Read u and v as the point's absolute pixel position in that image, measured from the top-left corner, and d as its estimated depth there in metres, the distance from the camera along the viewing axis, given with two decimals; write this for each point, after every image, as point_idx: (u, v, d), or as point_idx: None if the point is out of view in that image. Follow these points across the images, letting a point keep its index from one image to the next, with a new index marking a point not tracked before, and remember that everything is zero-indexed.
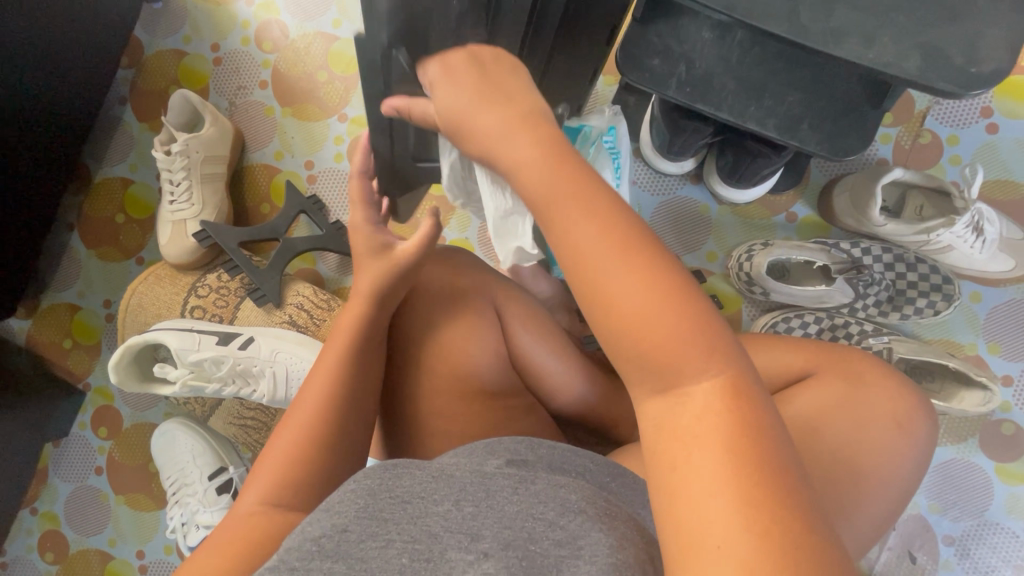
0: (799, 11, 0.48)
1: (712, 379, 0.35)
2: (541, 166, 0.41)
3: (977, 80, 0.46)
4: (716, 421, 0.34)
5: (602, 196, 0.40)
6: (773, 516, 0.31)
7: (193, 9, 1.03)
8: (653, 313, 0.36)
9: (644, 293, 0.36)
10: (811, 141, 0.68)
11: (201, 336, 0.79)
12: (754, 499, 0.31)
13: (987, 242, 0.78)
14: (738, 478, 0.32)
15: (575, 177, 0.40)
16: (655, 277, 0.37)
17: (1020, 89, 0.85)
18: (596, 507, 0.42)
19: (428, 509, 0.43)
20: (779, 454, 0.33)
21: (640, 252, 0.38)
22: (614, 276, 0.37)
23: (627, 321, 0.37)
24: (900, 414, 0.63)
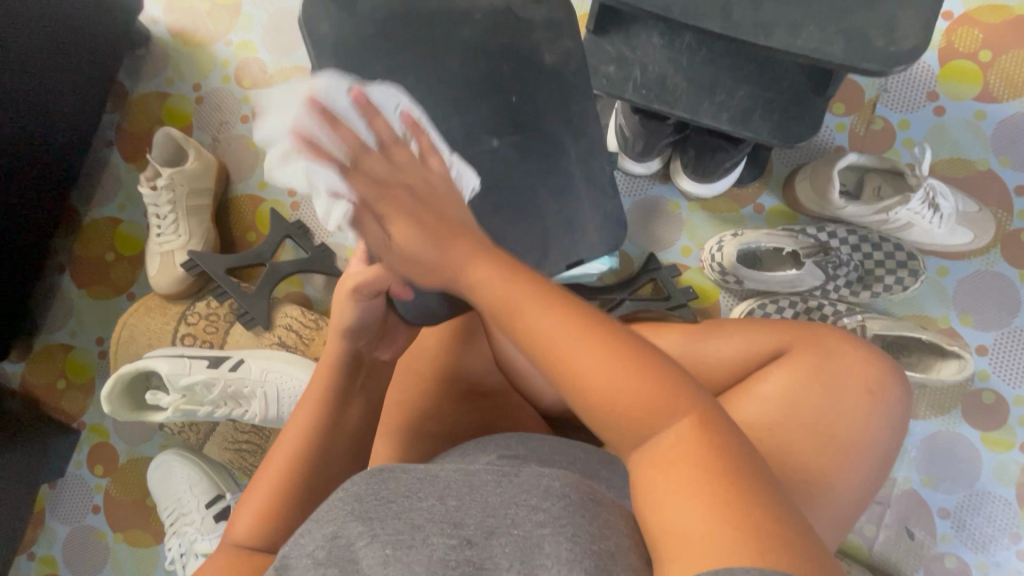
0: (730, 9, 0.52)
1: (681, 418, 0.38)
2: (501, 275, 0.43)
3: (897, 58, 0.50)
4: (692, 449, 0.37)
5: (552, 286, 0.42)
6: (751, 518, 0.34)
7: (174, 52, 1.09)
8: (602, 375, 0.39)
9: (607, 365, 0.39)
10: (764, 130, 0.71)
11: (193, 360, 0.80)
12: (738, 503, 0.34)
13: (944, 217, 0.82)
14: (720, 490, 0.35)
15: (523, 276, 0.43)
16: (615, 348, 0.39)
17: (960, 73, 0.90)
18: (579, 492, 0.44)
19: (412, 505, 0.43)
20: (740, 462, 0.37)
21: (597, 334, 0.40)
22: (560, 334, 0.40)
23: (592, 393, 0.39)
24: (872, 382, 0.64)
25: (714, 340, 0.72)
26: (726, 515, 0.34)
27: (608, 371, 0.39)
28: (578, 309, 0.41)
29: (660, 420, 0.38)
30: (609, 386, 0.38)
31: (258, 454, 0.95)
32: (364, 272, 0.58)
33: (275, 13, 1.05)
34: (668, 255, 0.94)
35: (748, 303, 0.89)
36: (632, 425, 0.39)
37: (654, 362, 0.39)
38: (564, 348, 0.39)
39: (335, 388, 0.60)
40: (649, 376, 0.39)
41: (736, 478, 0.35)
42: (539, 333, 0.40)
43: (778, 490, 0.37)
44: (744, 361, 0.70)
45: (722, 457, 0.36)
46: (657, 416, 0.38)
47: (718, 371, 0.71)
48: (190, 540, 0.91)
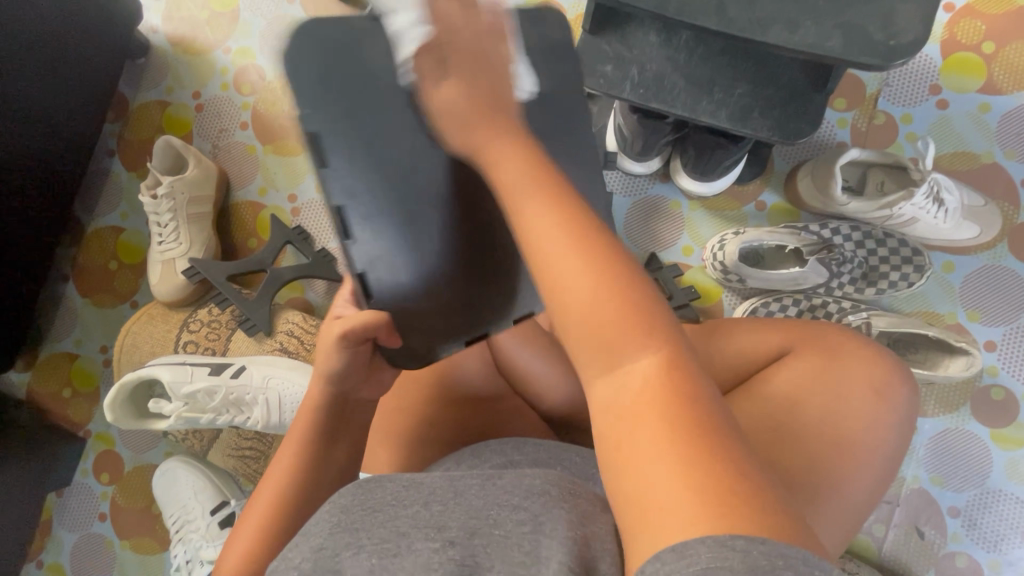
0: (726, 5, 0.51)
1: (651, 356, 0.35)
2: (510, 163, 0.42)
3: (897, 52, 0.49)
4: (658, 392, 0.34)
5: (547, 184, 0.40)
6: (712, 473, 0.31)
7: (174, 61, 1.09)
8: (582, 286, 0.36)
9: (588, 279, 0.36)
10: (763, 127, 0.71)
11: (195, 368, 0.81)
12: (699, 456, 0.31)
13: (950, 211, 0.80)
14: (685, 441, 0.32)
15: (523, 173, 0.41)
16: (600, 261, 0.37)
17: (964, 65, 0.89)
18: (559, 487, 0.44)
19: (397, 513, 0.43)
20: (710, 413, 0.33)
21: (587, 243, 0.37)
22: (546, 237, 0.38)
23: (569, 305, 0.37)
24: (878, 383, 0.63)
25: (713, 343, 0.71)
26: (684, 468, 0.31)
27: (584, 287, 0.36)
28: (573, 213, 0.38)
29: (630, 354, 0.35)
30: (583, 306, 0.36)
31: (262, 461, 0.95)
32: (354, 318, 0.55)
33: (272, 19, 1.05)
34: (669, 255, 0.93)
35: (751, 301, 0.89)
36: (599, 353, 0.36)
37: (634, 284, 0.36)
38: (548, 252, 0.37)
39: (316, 429, 0.58)
40: (630, 304, 0.36)
41: (701, 432, 0.32)
42: (528, 232, 0.39)
43: (751, 457, 0.33)
44: (748, 366, 0.70)
45: (692, 399, 0.34)
46: (629, 348, 0.35)
47: (720, 373, 0.70)
48: (195, 547, 0.91)
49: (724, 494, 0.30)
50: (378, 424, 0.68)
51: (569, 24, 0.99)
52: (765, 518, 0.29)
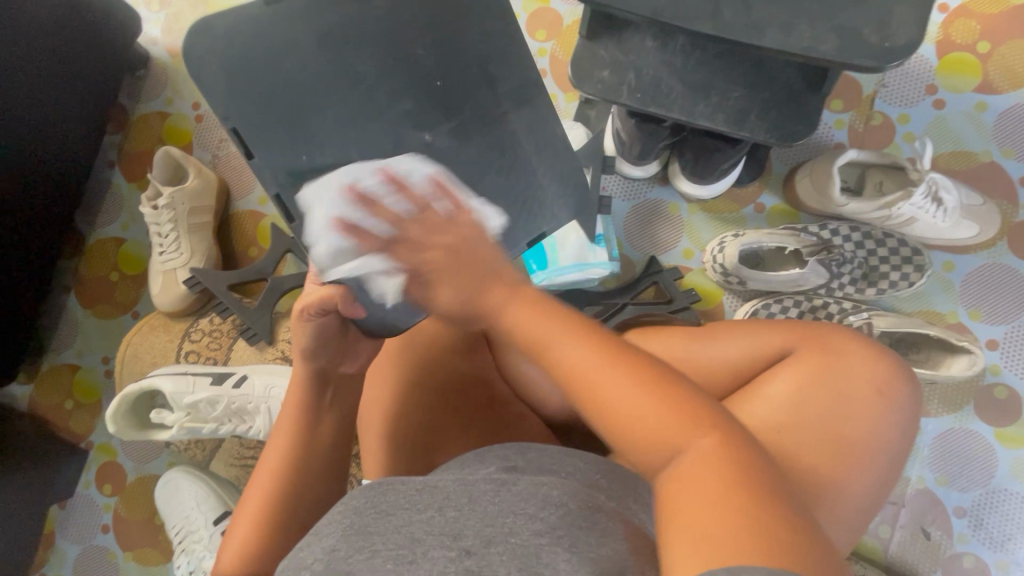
0: (721, 10, 0.52)
1: (702, 440, 0.41)
2: (511, 296, 0.48)
3: (891, 53, 0.50)
4: (713, 469, 0.40)
5: (563, 312, 0.48)
6: (774, 523, 0.36)
7: (173, 72, 1.10)
8: (631, 396, 0.43)
9: (633, 391, 0.43)
10: (760, 130, 0.71)
11: (196, 378, 0.81)
12: (754, 511, 0.37)
13: (948, 211, 0.80)
14: (742, 503, 0.37)
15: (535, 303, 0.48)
16: (640, 374, 0.44)
17: (959, 65, 0.89)
18: (577, 501, 0.45)
19: (411, 517, 0.44)
20: (755, 476, 0.40)
21: (624, 358, 0.45)
22: (582, 358, 0.45)
23: (623, 414, 0.43)
24: (880, 382, 0.63)
25: (712, 345, 0.71)
26: (748, 523, 0.36)
27: (632, 398, 0.43)
28: (597, 338, 0.46)
29: (683, 444, 0.41)
30: (633, 414, 0.43)
31: None
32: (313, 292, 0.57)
33: None
34: (669, 258, 0.93)
35: (752, 303, 0.89)
36: (658, 450, 0.42)
37: (675, 389, 0.44)
38: (594, 371, 0.44)
39: (301, 407, 0.60)
40: (673, 403, 0.43)
41: (754, 494, 0.38)
42: (563, 358, 0.45)
43: (797, 511, 0.38)
44: (748, 367, 0.70)
45: (745, 472, 0.40)
46: (683, 438, 0.42)
47: (722, 375, 0.70)
48: (198, 558, 0.91)
49: (783, 538, 0.35)
50: (375, 429, 0.67)
51: (566, 30, 1.00)
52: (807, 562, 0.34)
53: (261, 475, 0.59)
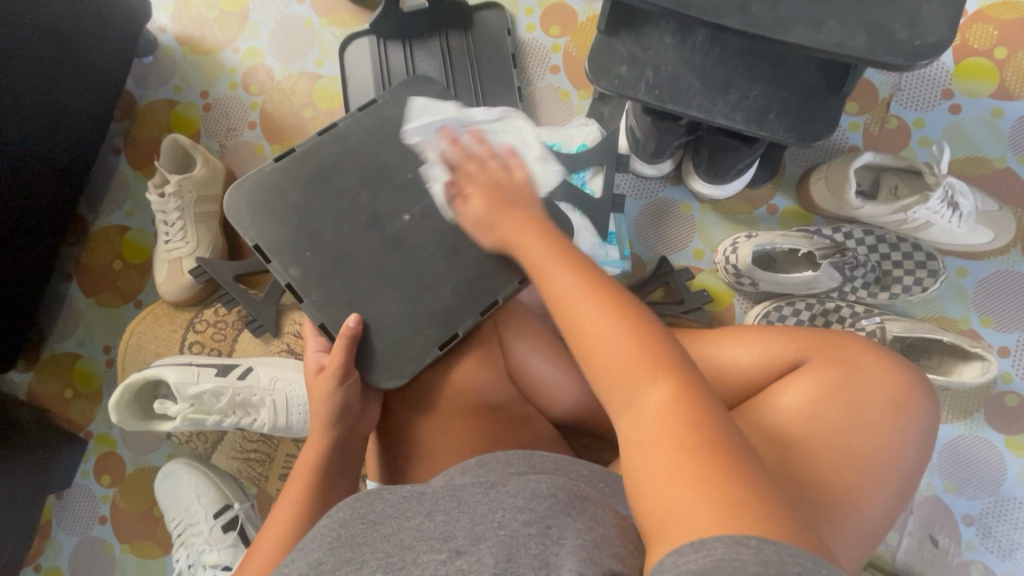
0: (749, 4, 0.51)
1: (668, 394, 0.42)
2: (546, 253, 0.55)
3: (922, 52, 0.49)
4: (670, 421, 0.40)
5: (585, 271, 0.52)
6: (709, 477, 0.37)
7: (182, 60, 1.09)
8: (611, 336, 0.46)
9: (618, 334, 0.45)
10: (779, 130, 0.70)
11: (201, 369, 0.79)
12: (695, 469, 0.37)
13: (964, 216, 0.79)
14: (689, 465, 0.38)
15: (568, 259, 0.54)
16: (630, 325, 0.46)
17: (977, 70, 0.89)
18: (566, 491, 0.45)
19: (400, 525, 0.45)
20: (716, 438, 0.39)
21: (617, 306, 0.47)
22: (579, 298, 0.49)
23: (602, 345, 0.46)
24: (898, 395, 0.62)
25: (723, 351, 0.70)
26: (692, 481, 0.37)
27: (615, 337, 0.45)
28: (599, 285, 0.50)
29: (647, 390, 0.43)
30: (610, 352, 0.45)
31: (267, 464, 0.91)
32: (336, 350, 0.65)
33: (282, 19, 1.06)
34: (680, 257, 0.92)
35: (763, 306, 0.88)
36: (614, 391, 0.44)
37: (655, 344, 0.45)
38: (586, 309, 0.48)
39: (333, 437, 0.62)
40: (649, 349, 0.44)
41: (702, 451, 0.38)
42: (564, 298, 0.50)
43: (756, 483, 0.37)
44: (760, 377, 0.69)
45: (710, 432, 0.40)
46: (646, 388, 0.43)
47: (732, 379, 0.69)
48: (198, 551, 0.91)
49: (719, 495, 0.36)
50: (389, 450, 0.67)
51: (581, 26, 1.00)
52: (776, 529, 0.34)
53: (285, 503, 0.60)
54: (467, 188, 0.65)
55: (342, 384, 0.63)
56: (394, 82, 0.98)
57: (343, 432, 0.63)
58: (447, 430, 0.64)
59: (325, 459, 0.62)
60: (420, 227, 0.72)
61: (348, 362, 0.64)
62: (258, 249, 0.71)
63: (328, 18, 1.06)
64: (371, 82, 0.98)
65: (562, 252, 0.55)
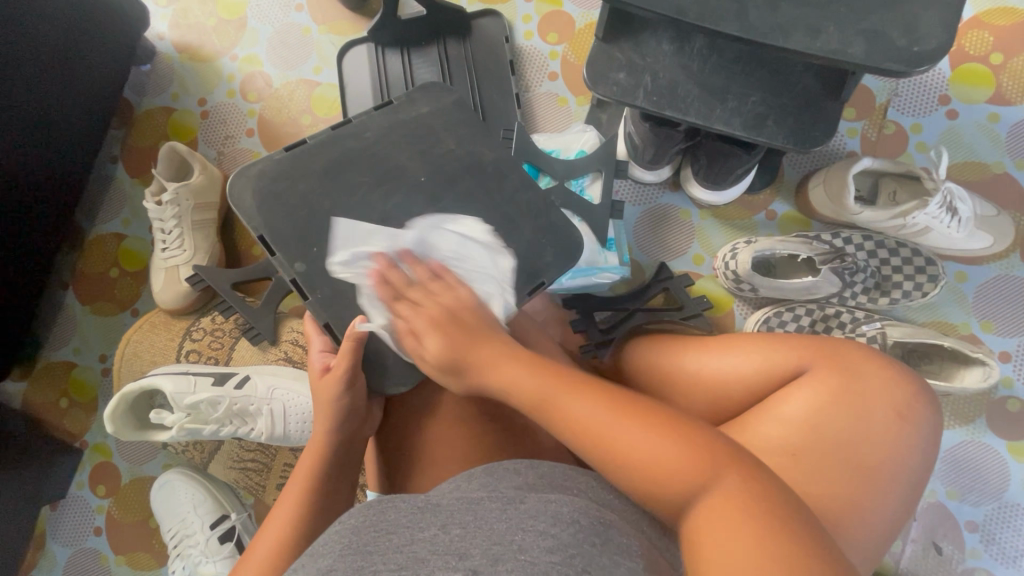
0: (747, 11, 0.51)
1: (727, 475, 0.44)
2: (533, 379, 0.53)
3: (920, 58, 0.49)
4: (734, 503, 0.42)
5: (560, 372, 0.53)
6: (792, 543, 0.40)
7: (180, 68, 1.09)
8: (638, 440, 0.46)
9: (646, 432, 0.46)
10: (778, 136, 0.70)
11: (198, 378, 0.79)
12: (781, 543, 0.39)
13: (963, 220, 0.79)
14: (773, 533, 0.40)
15: (541, 373, 0.53)
16: (651, 415, 0.47)
17: (973, 76, 0.89)
18: (588, 516, 0.45)
19: (413, 537, 0.44)
20: (777, 500, 0.43)
21: (624, 404, 0.48)
22: (586, 415, 0.48)
23: (628, 450, 0.46)
24: (901, 405, 0.61)
25: (726, 362, 0.70)
26: (781, 551, 0.39)
27: (646, 440, 0.46)
28: (597, 390, 0.50)
29: (699, 482, 0.44)
30: (651, 456, 0.45)
31: (265, 474, 0.91)
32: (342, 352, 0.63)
33: (280, 27, 1.06)
34: (680, 263, 0.92)
35: (763, 311, 0.88)
36: (667, 490, 0.45)
37: (679, 423, 0.47)
38: (592, 420, 0.48)
39: (334, 444, 0.63)
40: (670, 427, 0.47)
41: (780, 517, 0.41)
42: (567, 416, 0.49)
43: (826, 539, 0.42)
44: (761, 387, 0.68)
45: (768, 491, 0.43)
46: (703, 475, 0.44)
47: (735, 387, 0.69)
48: (194, 562, 0.89)
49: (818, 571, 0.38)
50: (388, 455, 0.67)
51: (578, 33, 1.00)
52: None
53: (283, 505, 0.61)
54: (414, 324, 0.61)
55: (349, 388, 0.62)
56: (393, 99, 0.98)
57: (346, 437, 0.63)
58: (446, 439, 0.63)
59: (326, 465, 0.62)
60: None
61: (355, 366, 0.63)
62: (263, 241, 0.67)
63: (326, 26, 1.06)
64: (370, 94, 0.98)
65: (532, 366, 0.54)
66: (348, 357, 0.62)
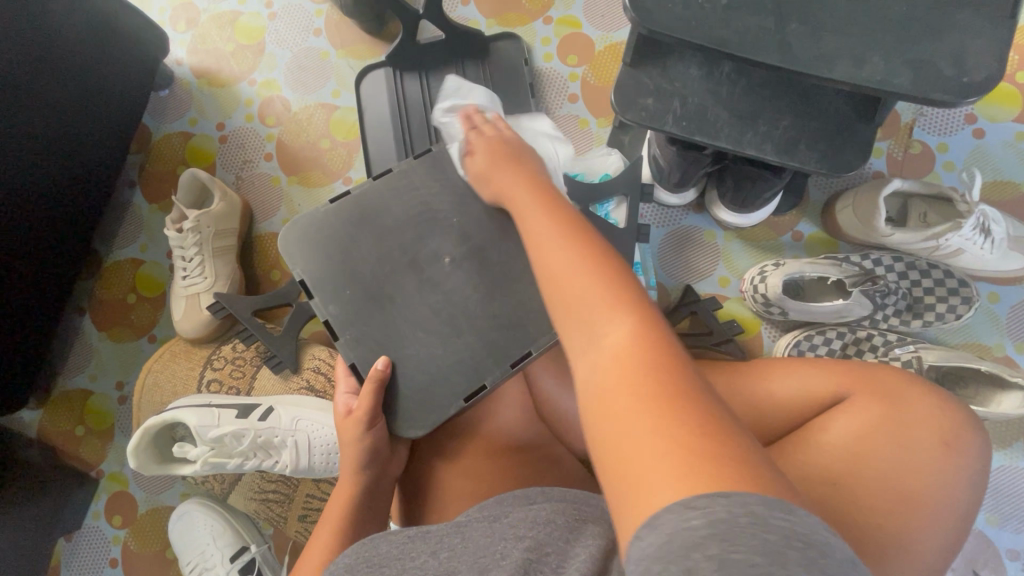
0: (788, 41, 0.50)
1: (630, 330, 0.37)
2: (545, 231, 0.48)
3: (972, 88, 0.47)
4: (635, 361, 0.36)
5: (557, 213, 0.50)
6: (680, 426, 0.32)
7: (198, 92, 1.09)
8: (574, 270, 0.42)
9: (586, 273, 0.42)
10: (810, 160, 0.69)
11: (221, 411, 0.77)
12: (675, 422, 0.32)
13: (996, 242, 0.78)
14: (659, 407, 0.33)
15: (543, 209, 0.51)
16: (597, 264, 0.42)
17: (999, 95, 0.88)
18: (565, 516, 0.46)
19: (403, 567, 0.45)
20: (689, 379, 0.35)
21: (593, 254, 0.43)
22: (545, 246, 0.46)
23: (564, 284, 0.43)
24: (947, 433, 0.60)
25: (761, 385, 0.69)
26: (666, 426, 0.32)
27: (579, 275, 0.42)
28: (572, 238, 0.46)
29: (604, 323, 0.39)
30: (579, 290, 0.41)
31: (286, 505, 0.89)
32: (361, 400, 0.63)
33: (299, 51, 1.07)
34: (705, 286, 0.91)
35: (793, 335, 0.86)
36: (580, 334, 0.40)
37: (626, 286, 0.41)
38: (549, 247, 0.46)
39: (362, 485, 0.61)
40: (612, 284, 0.41)
41: (677, 394, 0.34)
42: (536, 239, 0.48)
43: (732, 431, 0.32)
44: (798, 414, 0.67)
45: (680, 378, 0.35)
46: (610, 323, 0.38)
47: (773, 416, 0.68)
48: None
49: (707, 456, 0.30)
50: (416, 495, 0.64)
51: (598, 55, 1.00)
52: (747, 473, 0.30)
53: (315, 551, 0.59)
54: (474, 143, 0.66)
55: (370, 430, 0.62)
56: (413, 123, 0.98)
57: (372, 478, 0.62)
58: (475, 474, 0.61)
59: (355, 507, 0.60)
60: (450, 271, 0.69)
61: (374, 408, 0.63)
62: (303, 284, 0.69)
63: (344, 50, 1.06)
64: (393, 139, 0.97)
65: (547, 208, 0.51)
66: (368, 402, 0.63)
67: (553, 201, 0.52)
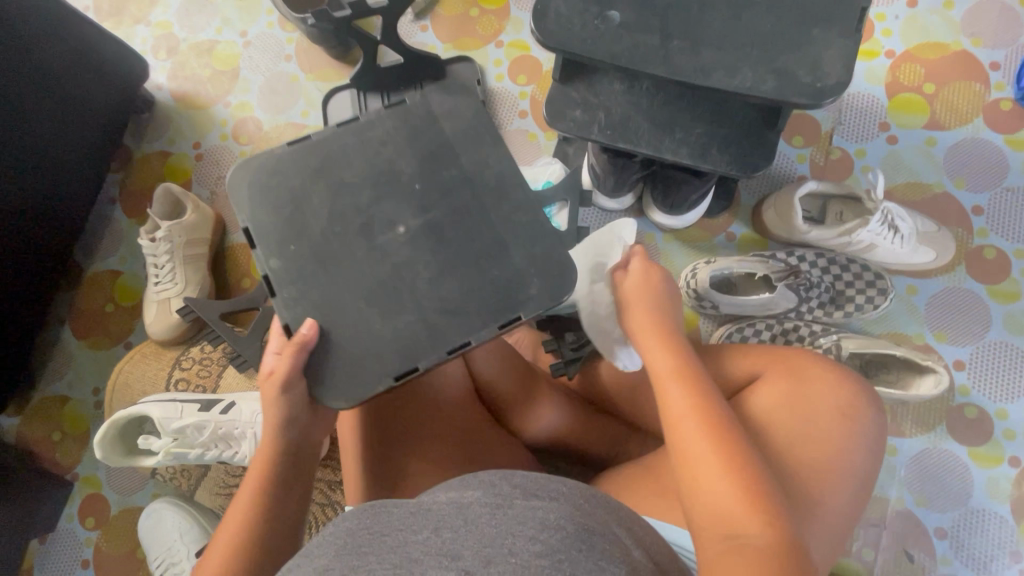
0: (672, 55, 0.58)
1: (763, 540, 0.47)
2: (674, 385, 0.56)
3: (826, 92, 0.55)
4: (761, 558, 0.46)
5: (693, 375, 0.57)
6: None
7: (176, 115, 1.17)
8: (712, 474, 0.50)
9: (723, 472, 0.50)
10: (721, 163, 0.76)
11: (184, 405, 0.82)
12: None
13: (905, 237, 0.85)
14: None
15: (678, 365, 0.58)
16: (734, 462, 0.51)
17: (909, 104, 0.97)
18: (574, 524, 0.48)
19: (407, 538, 0.46)
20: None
21: (724, 436, 0.52)
22: (684, 421, 0.54)
23: (701, 490, 0.50)
24: (845, 404, 0.65)
25: None
26: None
27: (722, 497, 0.49)
28: (709, 410, 0.54)
29: (742, 535, 0.47)
30: (716, 505, 0.49)
31: None
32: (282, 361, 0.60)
33: (271, 76, 1.15)
34: None
35: (726, 327, 0.92)
36: (716, 526, 0.49)
37: (756, 481, 0.50)
38: (689, 440, 0.52)
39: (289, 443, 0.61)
40: (744, 474, 0.50)
41: None
42: (671, 412, 0.55)
43: None
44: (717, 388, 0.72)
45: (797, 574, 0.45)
46: (745, 530, 0.47)
47: None
48: None
49: None
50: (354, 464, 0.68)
51: (545, 75, 1.08)
52: None
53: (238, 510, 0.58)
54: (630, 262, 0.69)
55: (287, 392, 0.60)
56: None
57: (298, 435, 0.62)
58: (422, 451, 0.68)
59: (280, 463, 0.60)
60: None
61: (292, 372, 0.60)
62: (247, 232, 0.65)
63: (314, 74, 1.14)
64: None
65: (682, 368, 0.58)
66: (287, 363, 0.60)
67: (689, 359, 0.59)
